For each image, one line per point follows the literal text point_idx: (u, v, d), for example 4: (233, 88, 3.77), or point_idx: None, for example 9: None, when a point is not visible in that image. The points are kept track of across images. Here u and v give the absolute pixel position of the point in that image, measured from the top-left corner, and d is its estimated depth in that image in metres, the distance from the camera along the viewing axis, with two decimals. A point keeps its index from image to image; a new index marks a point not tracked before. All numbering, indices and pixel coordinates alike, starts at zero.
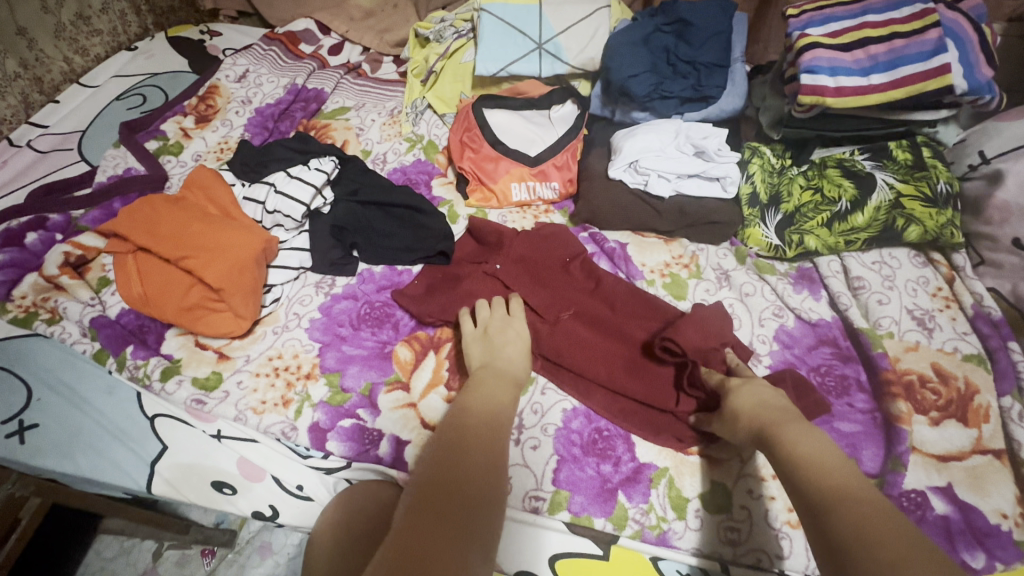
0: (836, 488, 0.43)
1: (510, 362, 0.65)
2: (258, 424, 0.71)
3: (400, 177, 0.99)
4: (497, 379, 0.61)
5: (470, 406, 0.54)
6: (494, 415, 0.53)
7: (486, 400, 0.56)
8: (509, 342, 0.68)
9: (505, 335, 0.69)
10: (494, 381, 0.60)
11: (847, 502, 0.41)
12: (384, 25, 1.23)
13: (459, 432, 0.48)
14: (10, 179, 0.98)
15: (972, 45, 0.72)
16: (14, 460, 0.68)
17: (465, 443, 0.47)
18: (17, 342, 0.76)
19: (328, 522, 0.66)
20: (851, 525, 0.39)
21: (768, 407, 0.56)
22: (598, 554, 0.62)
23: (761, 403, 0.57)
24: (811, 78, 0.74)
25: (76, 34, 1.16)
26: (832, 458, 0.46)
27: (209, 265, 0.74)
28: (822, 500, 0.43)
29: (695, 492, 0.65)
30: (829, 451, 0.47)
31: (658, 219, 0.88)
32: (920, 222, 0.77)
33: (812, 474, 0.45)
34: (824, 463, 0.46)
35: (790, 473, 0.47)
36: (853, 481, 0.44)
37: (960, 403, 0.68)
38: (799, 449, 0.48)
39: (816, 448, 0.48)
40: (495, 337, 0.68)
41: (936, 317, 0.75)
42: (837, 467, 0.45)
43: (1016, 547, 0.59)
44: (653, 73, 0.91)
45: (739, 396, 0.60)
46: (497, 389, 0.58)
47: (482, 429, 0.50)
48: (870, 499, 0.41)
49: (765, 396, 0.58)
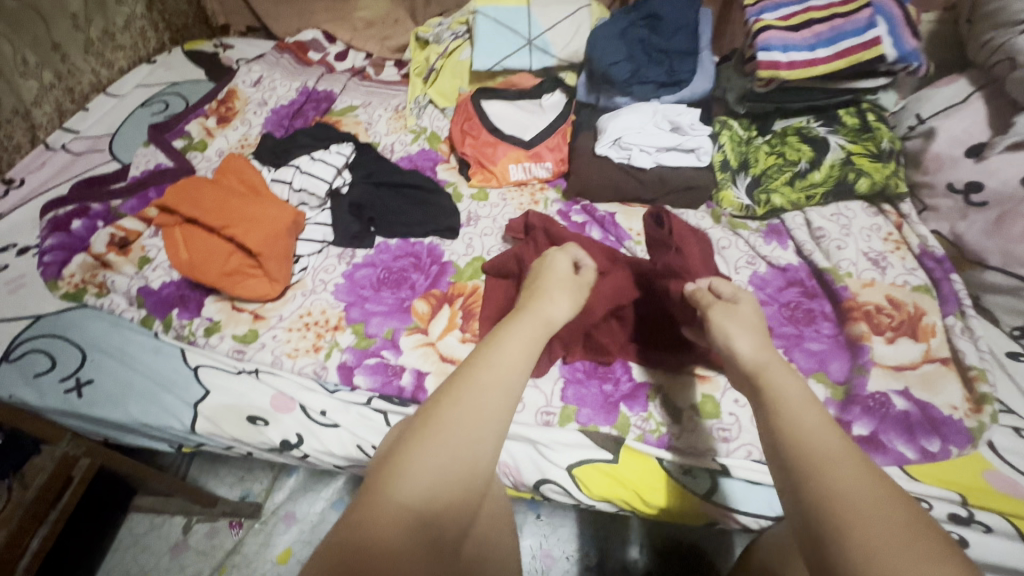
0: (817, 450, 0.40)
1: (552, 307, 0.54)
2: (293, 366, 0.80)
3: (408, 164, 1.09)
4: (533, 319, 0.51)
5: (486, 362, 0.45)
6: (519, 372, 0.46)
7: (513, 347, 0.47)
8: (551, 290, 0.57)
9: (551, 287, 0.58)
10: (523, 324, 0.50)
11: (819, 469, 0.39)
12: (385, 33, 1.35)
13: (455, 402, 0.43)
14: (50, 178, 1.07)
15: (899, 21, 0.86)
16: (75, 411, 0.77)
17: (463, 420, 0.42)
18: (68, 312, 0.84)
19: None
20: (828, 503, 0.37)
21: (762, 347, 0.51)
22: (610, 459, 0.70)
23: (764, 343, 0.52)
24: (766, 55, 0.86)
25: (102, 49, 1.26)
26: (813, 414, 0.43)
27: (248, 232, 0.84)
28: (791, 463, 0.40)
29: (688, 403, 0.74)
30: (814, 408, 0.43)
31: (642, 188, 0.98)
32: (869, 175, 0.89)
33: (790, 432, 0.42)
34: (801, 420, 0.42)
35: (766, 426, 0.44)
36: (835, 446, 0.40)
37: (910, 324, 0.79)
38: (783, 400, 0.45)
39: (801, 401, 0.44)
40: (543, 287, 0.58)
41: (888, 257, 0.86)
42: (820, 426, 0.42)
43: (968, 433, 0.69)
44: (631, 61, 1.03)
45: (735, 331, 0.54)
46: (529, 333, 0.50)
47: (497, 401, 0.43)
48: (847, 469, 0.38)
49: (762, 337, 0.53)
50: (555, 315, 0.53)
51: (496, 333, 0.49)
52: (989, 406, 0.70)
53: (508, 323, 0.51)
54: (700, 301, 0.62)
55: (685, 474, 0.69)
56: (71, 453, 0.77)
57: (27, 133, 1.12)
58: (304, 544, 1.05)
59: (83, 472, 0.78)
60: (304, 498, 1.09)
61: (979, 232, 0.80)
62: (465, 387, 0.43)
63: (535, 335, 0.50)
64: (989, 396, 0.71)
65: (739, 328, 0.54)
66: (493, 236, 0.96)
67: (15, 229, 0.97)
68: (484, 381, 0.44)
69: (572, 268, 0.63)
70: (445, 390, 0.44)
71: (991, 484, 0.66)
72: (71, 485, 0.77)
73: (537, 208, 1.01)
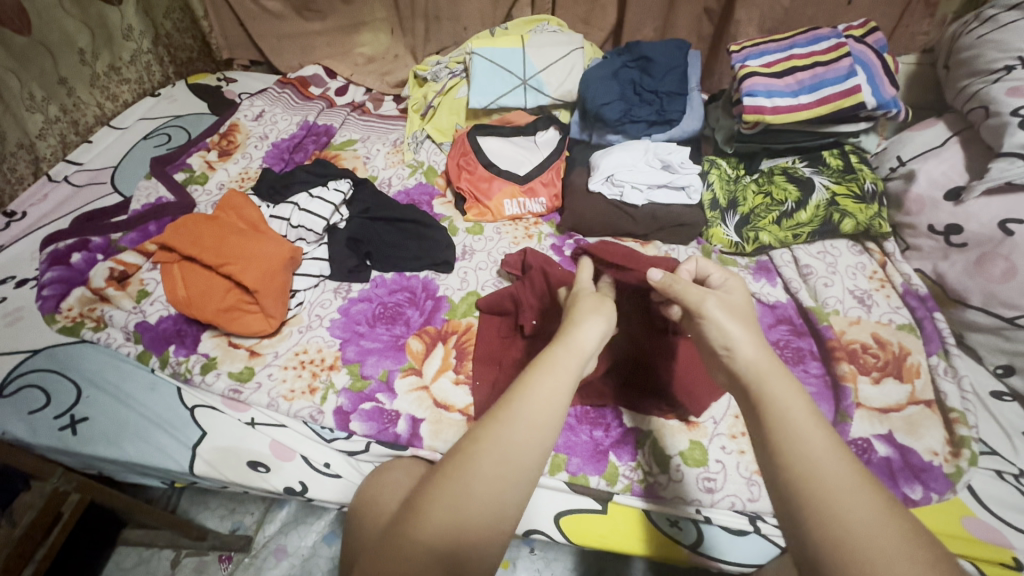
0: (823, 478, 0.40)
1: (585, 335, 0.52)
2: (289, 409, 0.80)
3: (405, 199, 1.11)
4: (565, 350, 0.50)
5: (508, 411, 0.45)
6: (548, 413, 0.45)
7: (542, 389, 0.47)
8: (585, 316, 0.55)
9: (587, 312, 0.55)
10: (552, 357, 0.49)
11: (826, 496, 0.39)
12: (385, 69, 1.39)
13: (470, 459, 0.43)
14: (51, 210, 1.08)
15: (878, 69, 0.90)
16: (69, 449, 0.76)
17: (479, 471, 0.43)
18: (64, 347, 0.85)
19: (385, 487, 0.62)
20: (831, 531, 0.38)
21: (762, 351, 0.49)
22: (597, 508, 0.72)
23: (764, 346, 0.50)
24: (751, 101, 0.90)
25: (107, 83, 1.29)
26: (820, 435, 0.43)
27: (247, 269, 0.86)
28: (797, 491, 0.40)
29: (677, 450, 0.75)
30: (818, 428, 0.43)
31: (634, 224, 1.00)
32: (853, 216, 0.92)
33: (793, 454, 0.42)
34: (806, 442, 0.42)
35: (766, 442, 0.44)
36: (841, 473, 0.40)
37: (895, 363, 0.81)
38: (785, 417, 0.44)
39: (805, 419, 0.44)
40: (574, 314, 0.56)
41: (873, 295, 0.89)
42: (824, 449, 0.42)
43: (946, 479, 0.70)
44: (623, 101, 1.07)
45: (736, 334, 0.51)
46: (557, 365, 0.49)
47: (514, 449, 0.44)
48: (852, 497, 0.39)
49: (759, 337, 0.51)
50: (588, 342, 0.52)
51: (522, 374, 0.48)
52: (968, 450, 0.71)
53: (542, 359, 0.49)
54: (687, 297, 0.56)
55: (671, 525, 0.71)
56: (63, 488, 0.76)
57: (30, 165, 1.14)
58: None
59: (74, 507, 0.78)
60: (296, 531, 1.08)
61: (961, 272, 0.82)
62: (484, 439, 0.44)
63: (566, 368, 0.49)
64: (969, 439, 0.72)
65: (739, 329, 0.52)
66: (487, 271, 0.98)
67: (14, 261, 0.98)
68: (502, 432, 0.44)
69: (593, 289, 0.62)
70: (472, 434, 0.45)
71: (970, 531, 0.66)
72: (60, 521, 0.77)
73: (531, 242, 1.03)
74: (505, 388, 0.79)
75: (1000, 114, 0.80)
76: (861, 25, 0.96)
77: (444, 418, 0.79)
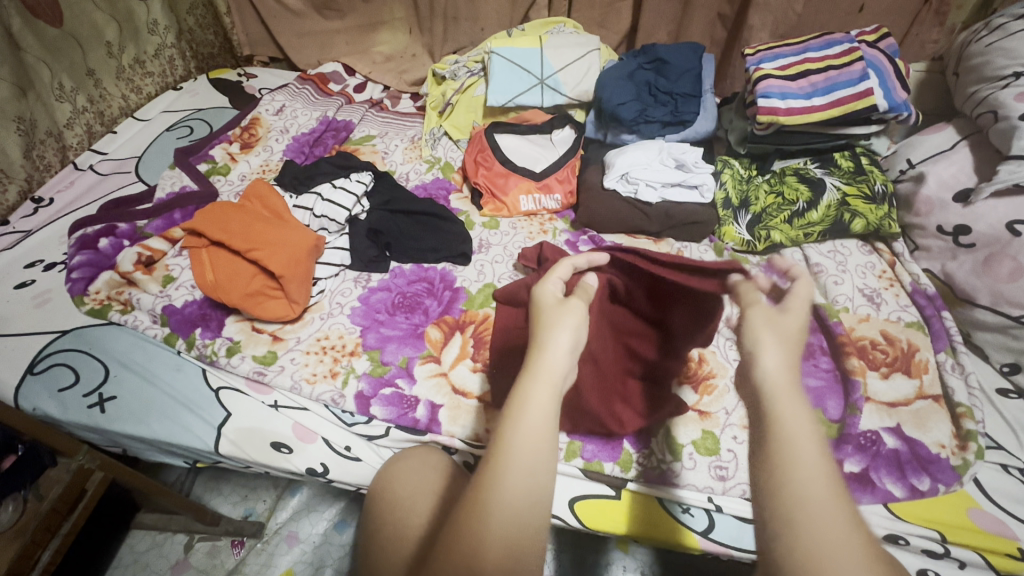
0: (814, 521, 0.38)
1: (554, 357, 0.46)
2: (311, 392, 0.82)
3: (423, 192, 1.14)
4: (537, 384, 0.45)
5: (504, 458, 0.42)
6: (542, 453, 0.42)
7: (525, 444, 0.42)
8: (550, 333, 0.48)
9: (551, 327, 0.49)
10: (540, 390, 0.44)
11: (818, 540, 0.37)
12: (403, 68, 1.42)
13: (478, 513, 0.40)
14: (78, 197, 1.11)
15: (889, 74, 0.93)
16: (97, 426, 0.79)
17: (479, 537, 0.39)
18: (94, 329, 0.87)
19: (414, 501, 0.66)
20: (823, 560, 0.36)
21: (787, 367, 0.46)
22: (611, 495, 0.74)
23: (788, 361, 0.46)
24: (766, 102, 0.92)
25: (132, 75, 1.31)
26: (820, 473, 0.40)
27: (272, 256, 0.88)
28: (783, 530, 0.38)
29: (689, 439, 0.77)
30: (820, 467, 0.40)
31: (647, 222, 1.02)
32: (864, 216, 0.94)
33: (788, 485, 0.40)
34: (799, 476, 0.40)
35: (762, 473, 0.41)
36: (835, 516, 0.38)
37: (904, 359, 0.83)
38: (790, 441, 0.41)
39: (807, 455, 0.40)
40: (541, 330, 0.50)
41: (882, 294, 0.91)
42: (823, 491, 0.39)
43: (953, 471, 0.72)
44: (638, 101, 1.09)
45: (766, 343, 0.47)
46: (547, 399, 0.44)
47: (515, 524, 0.40)
48: (850, 546, 0.36)
49: (791, 352, 0.47)
50: (561, 364, 0.46)
51: (497, 427, 0.44)
52: (975, 443, 0.73)
53: (514, 402, 0.44)
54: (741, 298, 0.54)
55: (684, 511, 0.73)
56: (87, 465, 0.77)
57: (58, 153, 1.17)
58: (306, 566, 1.02)
59: (96, 485, 0.79)
60: (308, 517, 1.07)
61: (969, 272, 0.84)
62: (473, 515, 0.40)
63: (544, 408, 0.44)
64: (975, 433, 0.74)
65: (773, 338, 0.47)
66: (504, 264, 1.00)
67: (42, 245, 1.00)
68: (492, 510, 0.40)
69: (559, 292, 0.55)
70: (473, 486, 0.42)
71: (976, 523, 0.68)
72: (83, 498, 0.78)
73: (546, 237, 1.05)
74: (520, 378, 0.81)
75: (1009, 118, 0.82)
76: (873, 31, 0.99)
77: (462, 404, 0.81)
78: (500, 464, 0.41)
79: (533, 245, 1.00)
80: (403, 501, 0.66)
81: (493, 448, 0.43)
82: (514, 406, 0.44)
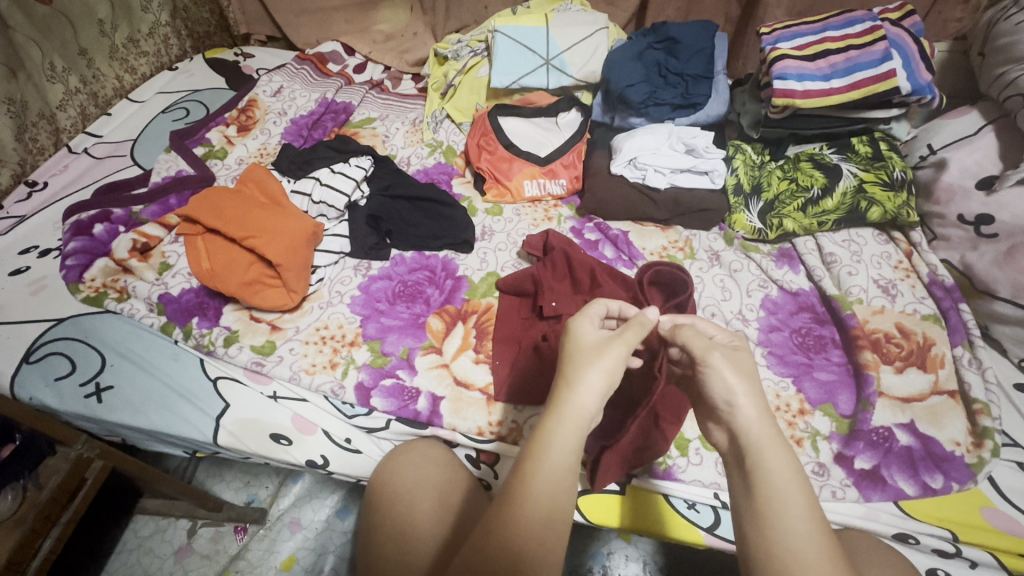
0: (795, 559, 0.43)
1: (583, 397, 0.49)
2: (310, 383, 0.81)
3: (424, 177, 1.10)
4: (564, 425, 0.48)
5: (524, 490, 0.46)
6: (558, 489, 0.46)
7: (551, 472, 0.47)
8: (581, 370, 0.51)
9: (582, 366, 0.51)
10: (563, 427, 0.48)
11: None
12: (404, 47, 1.38)
13: (496, 530, 0.45)
14: (72, 182, 1.09)
15: (913, 54, 0.88)
16: (94, 416, 0.78)
17: (496, 545, 0.44)
18: (90, 317, 0.86)
19: (422, 503, 0.65)
20: None
21: (762, 414, 0.50)
22: (615, 490, 0.72)
23: (765, 406, 0.50)
24: (782, 84, 0.88)
25: (126, 55, 1.28)
26: (805, 517, 0.44)
27: (270, 244, 0.86)
28: (772, 564, 0.43)
29: (695, 433, 0.75)
30: (805, 510, 0.45)
31: (655, 209, 0.99)
32: (881, 204, 0.91)
33: (775, 525, 0.45)
34: (789, 522, 0.44)
35: (751, 511, 0.47)
36: (813, 546, 0.43)
37: (919, 353, 0.80)
38: (777, 486, 0.46)
39: (799, 499, 0.45)
40: (569, 366, 0.52)
41: (898, 285, 0.88)
42: (806, 536, 0.43)
43: (968, 469, 0.70)
44: (648, 83, 1.04)
45: (738, 389, 0.50)
46: (570, 440, 0.48)
47: (535, 537, 0.45)
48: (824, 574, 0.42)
49: (761, 394, 0.51)
50: (588, 405, 0.49)
51: (526, 451, 0.48)
52: (991, 441, 0.71)
53: (540, 435, 0.48)
54: (690, 347, 0.55)
55: (689, 507, 0.72)
56: (86, 454, 0.74)
57: (51, 136, 1.14)
58: (309, 552, 1.01)
59: (96, 474, 0.76)
60: (309, 504, 1.06)
61: (990, 263, 0.82)
62: (498, 526, 0.45)
63: (569, 441, 0.48)
64: (992, 430, 0.72)
65: (743, 384, 0.51)
66: (507, 252, 0.97)
67: (36, 231, 0.98)
68: (516, 523, 0.45)
69: (596, 331, 0.56)
70: (498, 504, 0.47)
71: (990, 522, 0.67)
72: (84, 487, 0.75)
73: (551, 224, 1.02)
74: (525, 366, 0.79)
75: None
76: (897, 8, 0.94)
77: (463, 396, 0.79)
78: (527, 486, 0.46)
79: (537, 232, 0.99)
80: (403, 497, 0.66)
81: (519, 475, 0.47)
82: (538, 445, 0.48)
